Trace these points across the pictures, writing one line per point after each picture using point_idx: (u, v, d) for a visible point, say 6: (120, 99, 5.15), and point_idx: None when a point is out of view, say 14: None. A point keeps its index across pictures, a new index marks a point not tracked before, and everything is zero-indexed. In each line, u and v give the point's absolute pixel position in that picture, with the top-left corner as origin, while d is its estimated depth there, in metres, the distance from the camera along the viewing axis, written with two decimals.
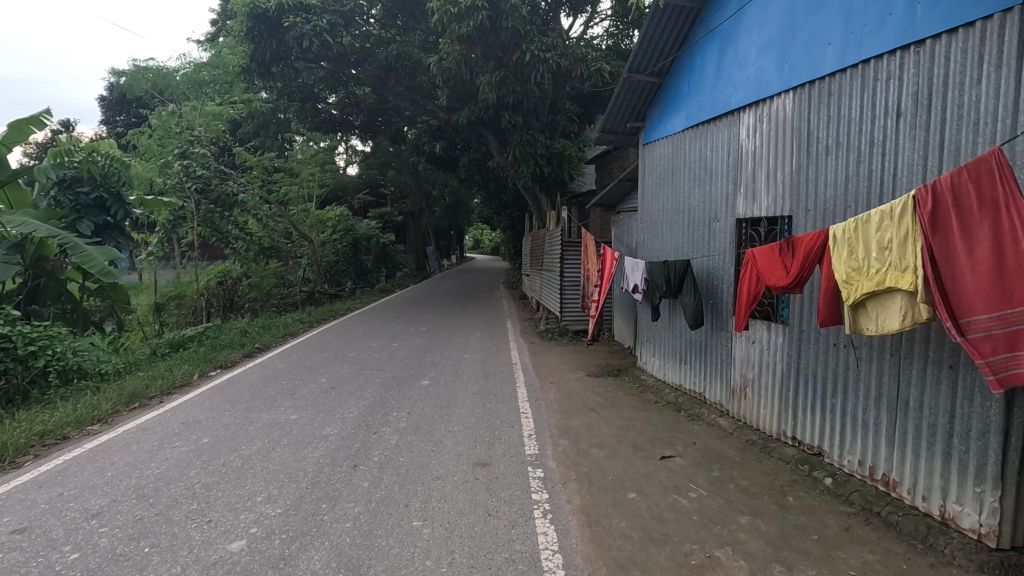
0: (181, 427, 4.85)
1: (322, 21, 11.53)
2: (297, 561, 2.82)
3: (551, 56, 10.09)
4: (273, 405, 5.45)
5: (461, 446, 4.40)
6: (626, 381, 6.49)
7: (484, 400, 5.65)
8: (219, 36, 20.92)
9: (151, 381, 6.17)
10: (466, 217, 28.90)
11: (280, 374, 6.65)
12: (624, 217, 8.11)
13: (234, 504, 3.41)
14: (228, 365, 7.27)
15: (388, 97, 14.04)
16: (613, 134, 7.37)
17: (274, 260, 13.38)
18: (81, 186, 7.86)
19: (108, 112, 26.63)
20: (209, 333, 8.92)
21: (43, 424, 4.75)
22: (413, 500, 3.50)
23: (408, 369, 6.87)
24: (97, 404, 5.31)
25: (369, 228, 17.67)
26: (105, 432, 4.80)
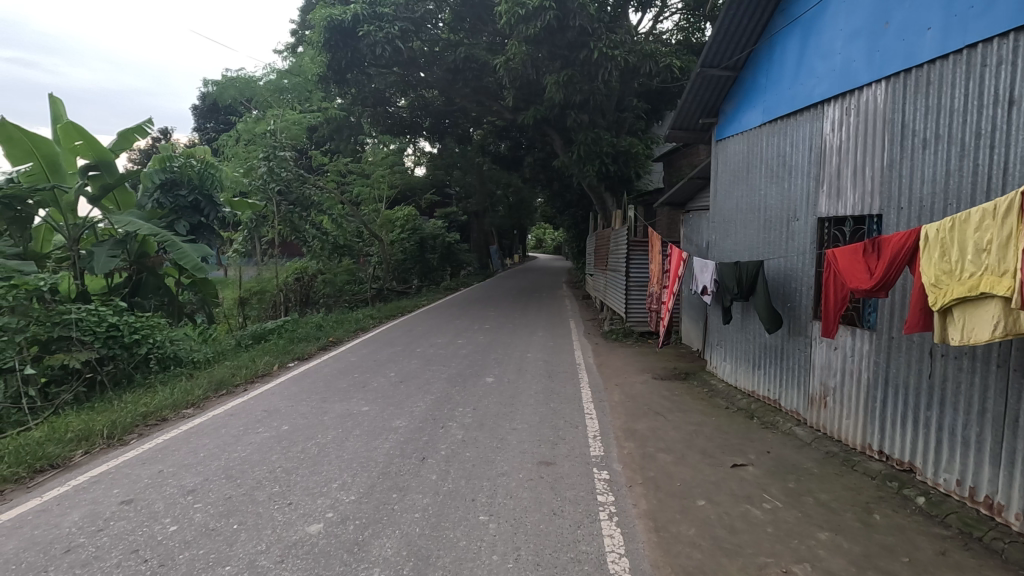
0: (264, 414, 5.18)
1: (394, 28, 11.98)
2: (370, 547, 2.94)
3: (619, 53, 9.98)
4: (347, 397, 5.70)
5: (525, 444, 4.43)
6: (694, 386, 6.31)
7: (547, 399, 5.66)
8: (299, 46, 22.12)
9: (237, 370, 6.62)
10: (529, 216, 29.01)
11: (352, 367, 6.95)
12: (694, 217, 7.87)
13: (312, 489, 3.60)
14: (305, 357, 7.68)
15: (455, 99, 14.33)
16: (684, 131, 7.18)
17: (347, 258, 13.97)
18: (180, 189, 8.57)
19: (200, 119, 28.73)
20: (289, 326, 9.45)
21: (146, 406, 5.21)
22: (479, 495, 3.56)
23: (473, 366, 6.99)
24: (192, 389, 5.77)
25: (435, 228, 18.10)
26: (197, 415, 5.20)
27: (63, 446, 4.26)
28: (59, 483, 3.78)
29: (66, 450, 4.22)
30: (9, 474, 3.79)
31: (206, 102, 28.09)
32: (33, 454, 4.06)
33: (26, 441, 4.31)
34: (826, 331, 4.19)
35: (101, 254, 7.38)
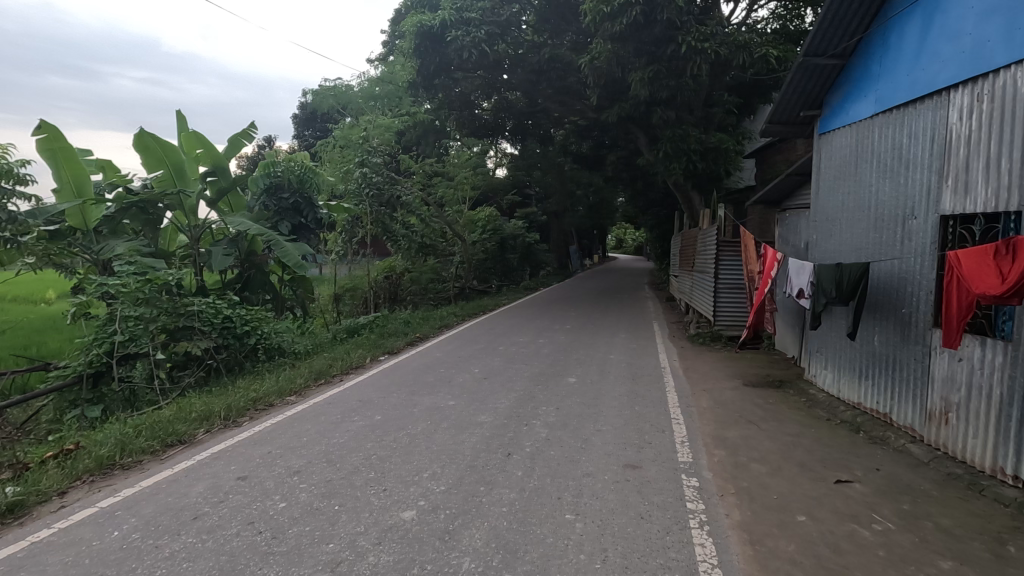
0: (358, 403, 5.49)
1: (480, 32, 12.32)
2: (460, 537, 3.03)
3: (710, 46, 9.62)
4: (434, 391, 5.91)
5: (610, 446, 4.38)
6: (790, 394, 5.95)
7: (632, 402, 5.57)
8: (390, 55, 23.20)
9: (334, 361, 7.07)
10: (609, 216, 28.59)
11: (438, 362, 7.19)
12: (791, 216, 7.42)
13: (404, 477, 3.77)
14: (394, 351, 8.05)
15: (538, 100, 14.42)
16: (781, 125, 6.81)
17: (432, 257, 14.45)
18: (283, 192, 9.26)
19: (299, 127, 30.82)
20: (379, 322, 9.94)
21: (256, 392, 5.69)
22: (565, 493, 3.57)
23: (555, 366, 7.00)
24: (294, 378, 6.23)
25: (516, 228, 18.30)
26: (299, 402, 5.61)
27: (188, 424, 4.75)
28: (187, 456, 4.22)
29: (191, 428, 4.69)
30: (146, 447, 4.28)
31: (305, 111, 30.14)
32: (165, 430, 4.56)
33: (159, 418, 4.84)
34: (950, 342, 3.74)
35: (218, 252, 8.15)
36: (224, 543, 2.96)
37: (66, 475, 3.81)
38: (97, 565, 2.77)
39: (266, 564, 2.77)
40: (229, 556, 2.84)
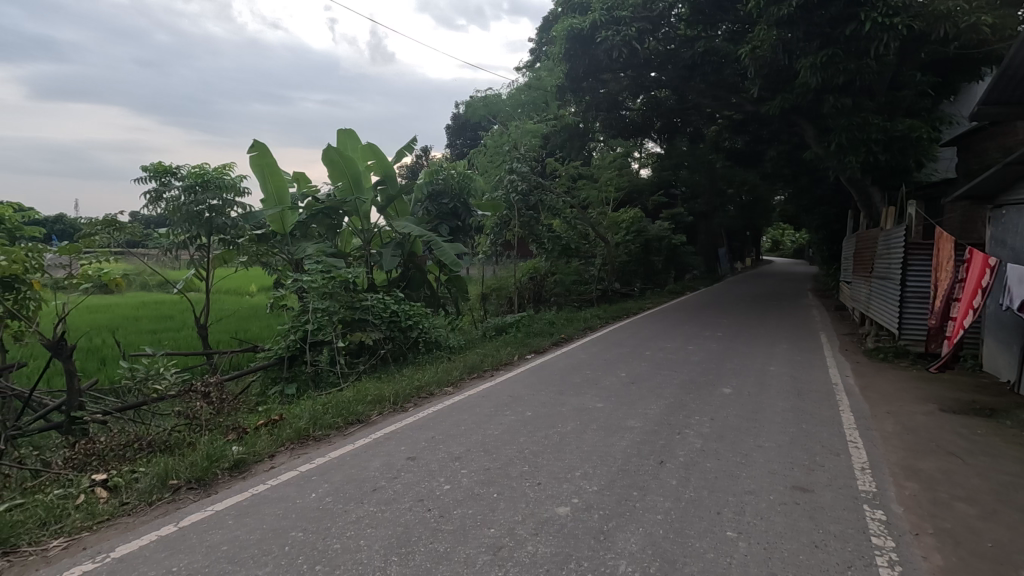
0: (509, 399, 5.72)
1: (631, 30, 12.25)
2: (615, 539, 3.03)
3: (900, 20, 8.47)
4: (581, 392, 5.95)
5: (775, 465, 4.04)
6: (1005, 426, 4.99)
7: (798, 419, 5.09)
8: (537, 62, 23.87)
9: (486, 357, 7.45)
10: (765, 216, 26.42)
11: (584, 364, 7.22)
12: (1010, 214, 6.23)
13: (557, 474, 3.85)
14: (540, 350, 8.26)
15: (690, 96, 13.84)
16: (1000, 104, 5.76)
17: (575, 259, 14.53)
18: (443, 198, 10.01)
19: (452, 136, 32.96)
20: (525, 321, 10.25)
21: (419, 381, 6.21)
22: (725, 509, 3.38)
23: (707, 374, 6.65)
24: (451, 370, 6.67)
25: (662, 229, 17.67)
26: (456, 393, 6.01)
27: (366, 406, 5.34)
28: (364, 434, 4.76)
29: (367, 409, 5.28)
30: (332, 423, 4.90)
31: (457, 121, 32.17)
32: (346, 409, 5.18)
33: (342, 398, 5.50)
34: None
35: (387, 253, 9.04)
36: (399, 516, 3.28)
37: (273, 441, 4.50)
38: (301, 521, 3.24)
39: (436, 539, 3.02)
40: (404, 527, 3.15)
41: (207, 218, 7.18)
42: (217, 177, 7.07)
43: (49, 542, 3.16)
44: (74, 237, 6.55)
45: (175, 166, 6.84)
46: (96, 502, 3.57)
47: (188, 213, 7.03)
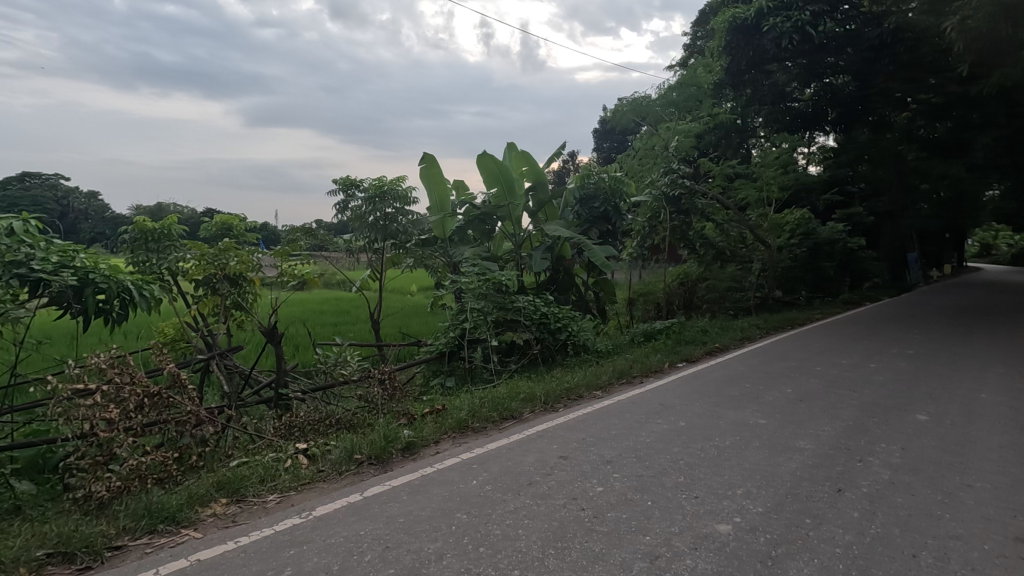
0: (661, 407, 5.56)
1: (804, 14, 11.69)
2: (785, 566, 2.80)
3: None
4: (740, 405, 5.57)
5: (990, 510, 3.42)
6: None
7: (1021, 458, 4.24)
8: (692, 58, 22.99)
9: (635, 362, 7.32)
10: (970, 216, 22.35)
11: (743, 376, 6.74)
12: None
13: (717, 489, 3.66)
14: (692, 359, 7.89)
15: (873, 81, 12.30)
16: None
17: (731, 264, 13.61)
18: (594, 202, 10.02)
19: (599, 139, 33.05)
20: (676, 327, 9.86)
21: (569, 382, 6.30)
22: (922, 552, 2.95)
23: (895, 397, 5.82)
24: (600, 374, 6.66)
25: (835, 231, 15.80)
26: (605, 398, 5.99)
27: (518, 403, 5.57)
28: (518, 430, 4.97)
29: (520, 406, 5.50)
30: (489, 416, 5.20)
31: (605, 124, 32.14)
32: (501, 404, 5.45)
33: (497, 394, 5.79)
34: None
35: (538, 255, 9.27)
36: (554, 511, 3.38)
37: (438, 428, 4.90)
38: (465, 504, 3.49)
39: (592, 538, 3.06)
40: (559, 523, 3.24)
41: (384, 225, 8.03)
42: (391, 188, 7.88)
43: (267, 495, 3.79)
44: (276, 244, 7.66)
45: (358, 179, 7.77)
46: (300, 467, 4.19)
47: (367, 220, 7.96)
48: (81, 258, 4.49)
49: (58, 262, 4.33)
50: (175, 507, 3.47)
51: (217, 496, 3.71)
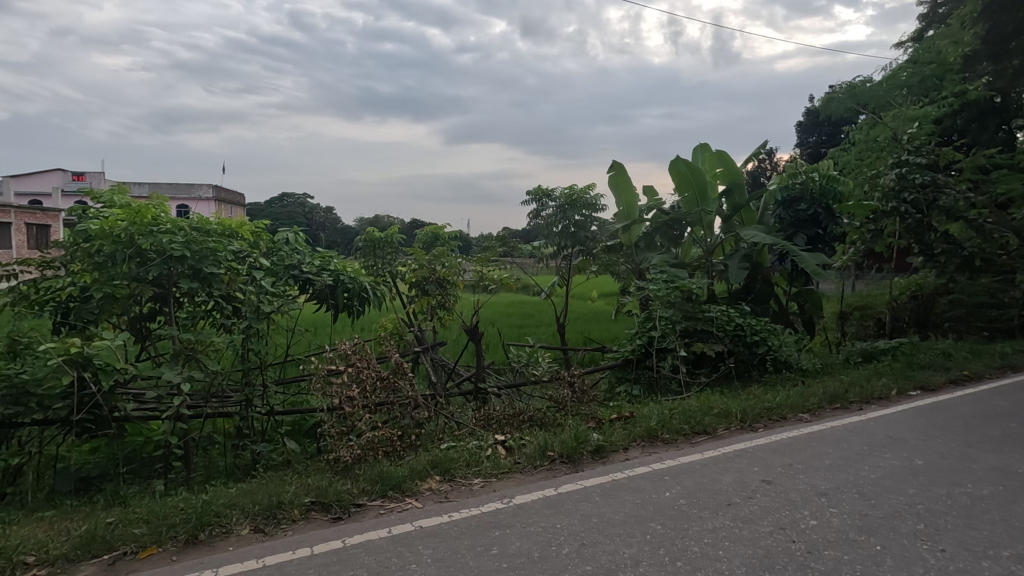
0: (888, 440, 4.79)
1: None
2: None
3: None
4: (1002, 449, 4.54)
5: None
6: None
7: None
8: (929, 31, 19.46)
9: (852, 386, 6.39)
10: None
11: (1004, 414, 5.47)
12: None
13: (972, 546, 3.05)
14: (929, 388, 6.63)
15: None
16: None
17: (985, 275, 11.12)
18: (800, 204, 9.02)
19: (803, 134, 29.75)
20: (906, 348, 8.38)
21: (769, 401, 5.77)
22: None
23: None
24: (807, 395, 5.97)
25: None
26: (815, 423, 5.36)
27: (712, 418, 5.28)
28: (712, 447, 4.73)
29: (714, 422, 5.22)
30: (680, 428, 5.04)
31: (811, 117, 28.84)
32: (693, 418, 5.23)
33: (687, 407, 5.56)
34: None
35: (736, 264, 8.59)
36: (759, 538, 3.15)
37: (627, 435, 4.89)
38: (659, 515, 3.44)
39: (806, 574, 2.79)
40: (766, 551, 3.01)
41: (573, 232, 8.27)
42: (582, 195, 8.09)
43: (473, 479, 4.19)
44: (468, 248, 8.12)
45: (551, 189, 8.13)
46: (499, 456, 4.54)
47: (557, 228, 8.30)
48: (334, 262, 5.48)
49: (320, 266, 5.36)
50: (401, 477, 4.02)
51: (432, 473, 4.20)
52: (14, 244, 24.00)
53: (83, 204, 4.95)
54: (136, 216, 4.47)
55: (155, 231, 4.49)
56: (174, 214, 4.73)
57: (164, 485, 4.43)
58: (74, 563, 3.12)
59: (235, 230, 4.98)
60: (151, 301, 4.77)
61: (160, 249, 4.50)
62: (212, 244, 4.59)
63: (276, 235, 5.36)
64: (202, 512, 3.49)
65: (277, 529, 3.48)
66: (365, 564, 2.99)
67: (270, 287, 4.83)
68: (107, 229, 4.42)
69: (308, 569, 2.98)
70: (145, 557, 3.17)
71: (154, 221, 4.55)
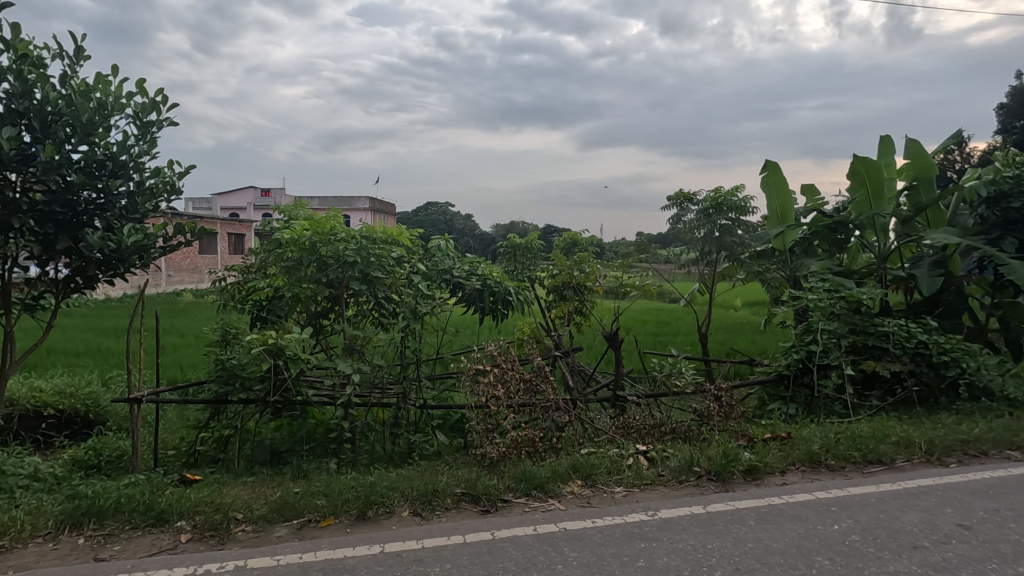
0: None
1: None
2: None
3: None
4: None
5: None
6: None
7: None
8: None
9: None
10: None
11: None
12: None
13: None
14: None
15: None
16: None
17: None
18: (1010, 201, 7.39)
19: (1007, 119, 25.02)
20: None
21: (965, 432, 4.93)
22: None
23: None
24: (1018, 430, 5.00)
25: None
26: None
27: (888, 446, 4.65)
28: (890, 480, 4.17)
29: (892, 451, 4.60)
30: (849, 455, 4.52)
31: (1019, 97, 24.18)
32: (864, 444, 4.65)
33: (857, 431, 4.96)
34: None
35: (924, 274, 7.43)
36: None
37: (784, 456, 4.50)
38: (827, 549, 3.12)
39: None
40: None
41: (719, 237, 7.81)
42: (729, 198, 7.62)
43: (614, 487, 4.15)
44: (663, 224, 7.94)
45: (694, 193, 7.77)
46: (641, 467, 4.44)
47: (700, 233, 7.89)
48: (482, 267, 5.78)
49: (469, 271, 5.70)
50: (544, 478, 4.11)
51: (574, 477, 4.23)
52: (218, 251, 28.68)
53: (274, 217, 5.78)
54: (318, 227, 5.17)
55: (333, 239, 5.12)
56: (347, 224, 5.36)
57: (336, 464, 5.01)
58: (271, 523, 3.66)
59: (395, 238, 5.46)
60: (325, 300, 5.42)
61: (337, 256, 5.09)
62: (378, 250, 5.10)
63: (430, 242, 5.81)
64: (368, 492, 3.87)
65: (432, 514, 3.76)
66: (513, 558, 3.12)
67: (425, 289, 5.24)
68: (296, 238, 5.12)
69: (461, 555, 3.18)
70: (325, 526, 3.62)
71: (332, 231, 5.20)
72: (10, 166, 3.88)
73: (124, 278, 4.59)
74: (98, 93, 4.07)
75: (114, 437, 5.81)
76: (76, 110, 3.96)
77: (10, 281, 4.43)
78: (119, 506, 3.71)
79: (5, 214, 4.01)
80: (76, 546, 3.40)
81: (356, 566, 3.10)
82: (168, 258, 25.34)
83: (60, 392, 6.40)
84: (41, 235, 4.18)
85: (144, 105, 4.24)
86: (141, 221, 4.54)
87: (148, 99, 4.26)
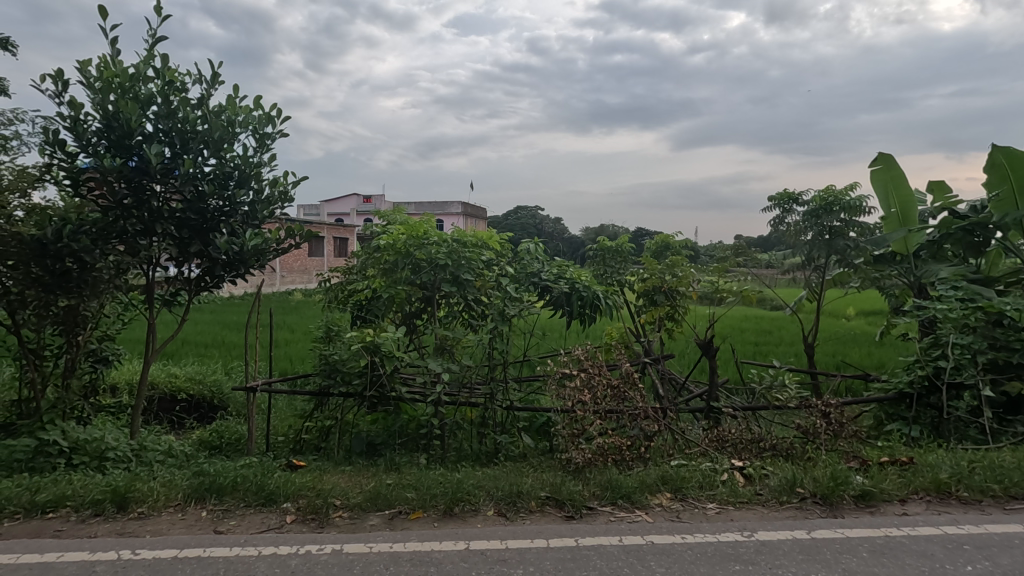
0: None
1: None
2: None
3: None
4: None
5: None
6: None
7: None
8: None
9: None
10: None
11: None
12: None
13: None
14: None
15: None
16: None
17: None
18: None
19: None
20: None
21: None
22: None
23: None
24: None
25: None
26: None
27: None
28: None
29: None
30: (985, 487, 3.97)
31: None
32: (1006, 476, 4.07)
33: (997, 460, 4.35)
34: None
35: None
36: None
37: (904, 484, 4.05)
38: None
39: None
40: None
41: (828, 239, 7.16)
42: (839, 199, 6.99)
43: (707, 502, 3.94)
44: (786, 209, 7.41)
45: (798, 193, 7.23)
46: (737, 483, 4.18)
47: (806, 236, 7.30)
48: (570, 270, 5.74)
49: (558, 274, 5.68)
50: (631, 488, 4.00)
51: (663, 489, 4.08)
52: (325, 253, 30.91)
53: (373, 222, 6.11)
54: (413, 230, 5.45)
55: (426, 242, 5.38)
56: (439, 229, 5.58)
57: (426, 459, 5.19)
58: (365, 511, 3.85)
59: (485, 241, 5.58)
60: (419, 301, 5.64)
61: (430, 259, 5.32)
62: (468, 253, 5.25)
63: (519, 246, 5.88)
64: (456, 489, 3.97)
65: (516, 516, 3.78)
66: (598, 568, 3.05)
67: (514, 292, 5.27)
68: (393, 242, 5.42)
69: (545, 560, 3.16)
70: (414, 518, 3.76)
71: (425, 235, 5.44)
72: (156, 178, 4.42)
73: (244, 279, 5.06)
74: (226, 111, 4.53)
75: (233, 421, 6.42)
76: (207, 127, 4.44)
77: (153, 280, 5.02)
78: (236, 485, 4.08)
79: (151, 220, 4.55)
80: (200, 518, 3.78)
81: (442, 560, 3.18)
82: (282, 259, 27.70)
83: (192, 379, 7.19)
84: (179, 238, 4.71)
85: (263, 119, 4.67)
86: (259, 226, 4.98)
87: (265, 113, 4.68)
